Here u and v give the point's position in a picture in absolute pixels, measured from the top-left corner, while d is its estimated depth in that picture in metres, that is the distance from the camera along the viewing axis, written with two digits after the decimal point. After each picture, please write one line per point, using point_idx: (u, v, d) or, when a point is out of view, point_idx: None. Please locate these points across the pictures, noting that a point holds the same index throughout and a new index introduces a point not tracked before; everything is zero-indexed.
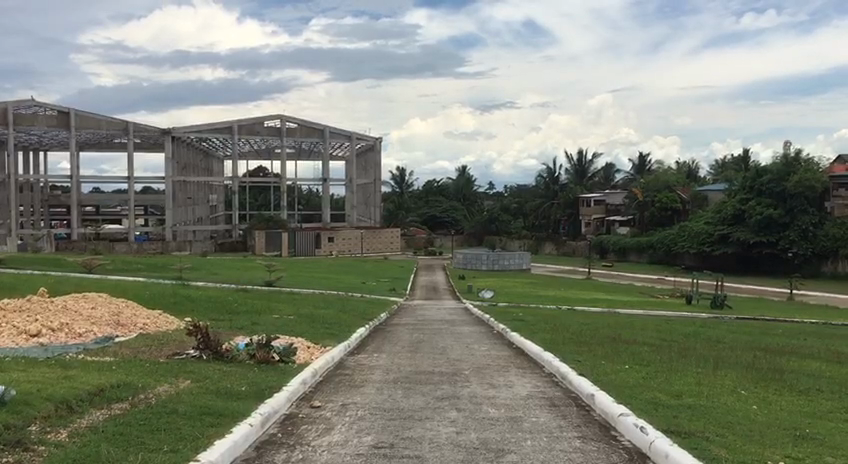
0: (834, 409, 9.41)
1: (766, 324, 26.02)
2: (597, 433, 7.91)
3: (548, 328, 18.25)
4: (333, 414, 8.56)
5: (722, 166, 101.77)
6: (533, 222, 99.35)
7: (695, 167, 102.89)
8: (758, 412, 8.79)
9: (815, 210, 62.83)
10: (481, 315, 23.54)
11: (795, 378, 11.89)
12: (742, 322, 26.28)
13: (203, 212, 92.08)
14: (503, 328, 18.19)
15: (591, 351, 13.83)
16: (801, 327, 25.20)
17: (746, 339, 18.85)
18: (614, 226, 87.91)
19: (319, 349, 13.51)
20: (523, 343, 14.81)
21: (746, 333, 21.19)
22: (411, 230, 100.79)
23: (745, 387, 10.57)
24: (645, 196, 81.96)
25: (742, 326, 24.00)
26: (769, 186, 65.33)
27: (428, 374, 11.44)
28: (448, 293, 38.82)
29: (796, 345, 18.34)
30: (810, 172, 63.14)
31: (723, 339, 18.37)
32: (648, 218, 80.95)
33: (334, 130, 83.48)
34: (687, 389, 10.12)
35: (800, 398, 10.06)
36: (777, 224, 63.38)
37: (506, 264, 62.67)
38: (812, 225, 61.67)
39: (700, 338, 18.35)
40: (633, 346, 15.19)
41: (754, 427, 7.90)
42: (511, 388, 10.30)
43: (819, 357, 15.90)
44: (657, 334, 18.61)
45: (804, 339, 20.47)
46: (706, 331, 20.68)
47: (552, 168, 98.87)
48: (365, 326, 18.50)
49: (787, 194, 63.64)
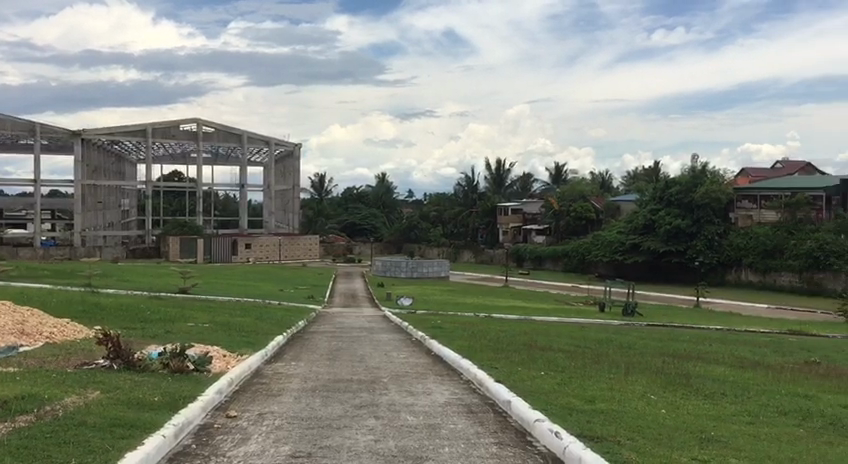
0: (736, 413, 9.81)
1: (677, 331, 26.93)
2: (513, 439, 8.02)
3: (464, 335, 18.38)
4: (249, 424, 8.43)
5: (633, 178, 105.13)
6: (451, 230, 100.05)
7: (609, 178, 105.72)
8: (666, 417, 9.09)
9: (720, 221, 65.53)
10: (399, 322, 23.53)
11: (700, 382, 12.39)
12: (652, 329, 27.14)
13: (113, 217, 89.26)
14: (421, 335, 18.21)
15: (509, 358, 13.99)
16: (709, 334, 26.18)
17: (656, 346, 19.48)
18: (531, 235, 89.68)
19: (234, 358, 13.24)
20: (441, 350, 14.91)
21: (655, 339, 21.92)
22: (330, 237, 100.16)
23: (655, 392, 10.91)
24: (561, 205, 83.77)
25: (653, 333, 24.74)
26: (677, 197, 67.82)
27: (347, 382, 11.38)
28: (367, 300, 38.74)
29: (703, 350, 19.14)
30: (716, 184, 65.90)
31: (633, 345, 18.90)
32: (564, 227, 82.86)
33: (252, 135, 82.21)
34: (599, 394, 10.42)
35: (703, 401, 10.49)
36: (684, 233, 65.73)
37: (425, 271, 62.86)
38: (717, 235, 64.39)
39: (613, 344, 18.74)
40: (548, 353, 15.46)
41: (663, 431, 8.19)
42: (429, 396, 10.34)
43: (723, 362, 16.57)
44: (572, 341, 18.95)
45: (709, 345, 21.35)
46: (617, 338, 21.15)
47: (471, 177, 100.26)
48: (283, 334, 18.26)
49: (695, 205, 66.18)
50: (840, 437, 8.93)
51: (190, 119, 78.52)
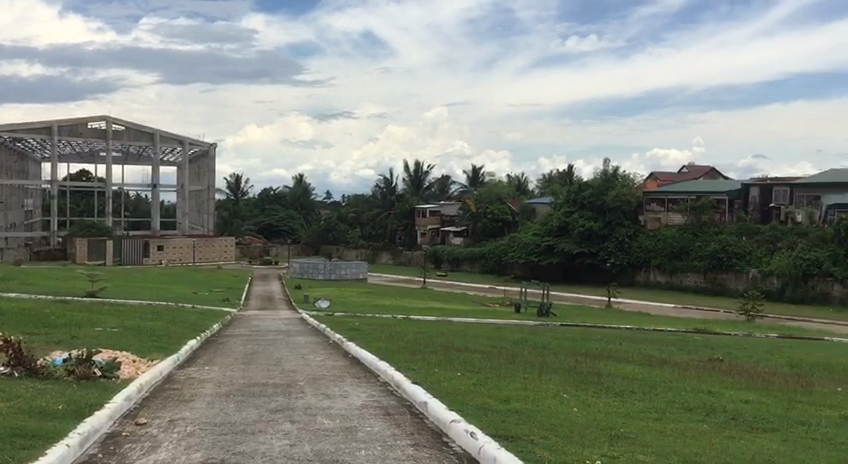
0: (644, 410, 10.11)
1: (588, 330, 27.70)
2: (429, 439, 8.06)
3: (382, 337, 18.43)
4: (159, 432, 8.20)
5: (547, 181, 107.37)
6: (370, 232, 99.98)
7: (525, 181, 107.60)
8: (579, 415, 9.29)
9: (630, 224, 67.59)
10: (316, 324, 23.41)
11: (610, 380, 12.74)
12: (565, 329, 27.82)
13: (16, 218, 85.46)
14: (338, 338, 18.14)
15: (426, 359, 14.09)
16: (618, 333, 27.04)
17: (567, 345, 19.97)
18: (448, 236, 90.42)
19: (145, 363, 12.88)
20: (358, 352, 14.89)
21: (568, 338, 22.50)
22: (246, 239, 98.57)
23: (567, 391, 11.16)
24: (478, 207, 84.97)
25: (566, 332, 25.41)
26: (590, 200, 69.56)
27: (262, 386, 11.21)
28: (283, 302, 38.33)
29: (613, 349, 19.77)
30: (627, 188, 68.09)
31: (546, 345, 19.34)
32: (481, 229, 83.92)
33: (164, 134, 80.17)
34: (514, 393, 10.58)
35: (613, 399, 10.78)
36: (596, 235, 67.55)
37: (342, 273, 62.57)
38: (627, 237, 66.42)
39: (528, 344, 19.11)
40: (464, 354, 15.62)
41: (574, 429, 8.37)
42: (346, 399, 10.29)
43: (632, 360, 17.15)
44: (488, 342, 19.25)
45: (619, 343, 22.09)
46: (532, 338, 21.62)
47: (389, 179, 100.49)
48: (196, 338, 17.87)
49: (606, 207, 68.07)
50: (741, 431, 9.31)
51: (99, 117, 75.95)
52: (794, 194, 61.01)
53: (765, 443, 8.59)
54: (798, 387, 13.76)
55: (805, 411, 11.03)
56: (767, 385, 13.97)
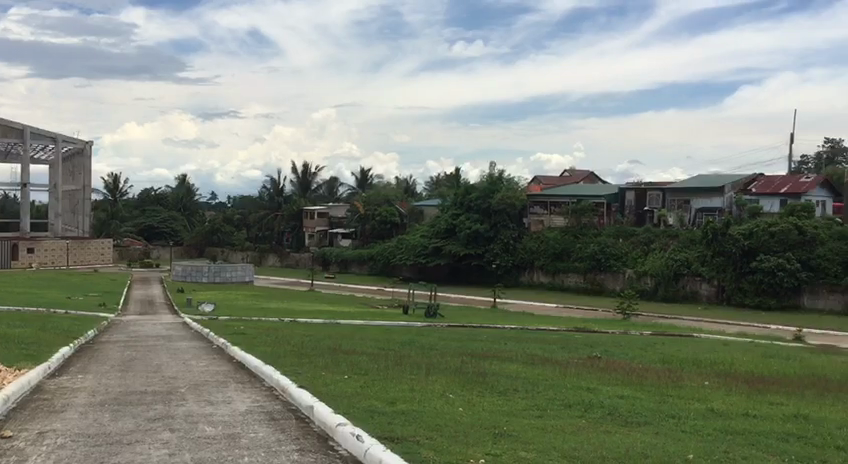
0: (527, 408, 10.37)
1: (473, 330, 28.18)
2: (314, 444, 7.99)
3: (267, 341, 18.09)
4: (27, 445, 7.76)
5: (435, 183, 108.59)
6: (256, 234, 98.17)
7: (413, 183, 108.32)
8: (464, 414, 9.42)
9: (514, 226, 69.13)
10: (200, 328, 22.73)
11: (495, 380, 13.00)
12: (451, 330, 28.20)
13: None
14: (222, 342, 17.69)
15: (312, 363, 13.94)
16: (502, 333, 27.66)
17: (453, 345, 20.23)
18: (336, 238, 89.88)
19: (11, 373, 12.15)
20: (243, 357, 14.57)
21: (454, 339, 22.80)
22: (125, 241, 94.77)
23: (453, 391, 11.30)
24: (367, 209, 84.48)
25: (453, 333, 25.77)
26: (476, 203, 70.59)
27: (140, 394, 10.79)
28: (165, 306, 37.08)
29: (498, 349, 20.14)
30: (511, 191, 69.55)
31: (433, 346, 19.52)
32: (369, 231, 83.85)
33: (35, 131, 76.02)
34: (400, 395, 10.62)
35: (498, 398, 11.00)
36: (482, 237, 68.73)
37: (227, 276, 61.14)
38: (512, 239, 67.90)
39: (415, 346, 19.22)
40: (352, 356, 15.52)
41: (459, 429, 8.47)
42: (229, 405, 10.04)
43: (517, 360, 17.54)
44: (375, 343, 19.25)
45: (504, 343, 22.57)
46: (419, 339, 21.79)
47: (276, 180, 98.93)
48: (70, 345, 16.98)
49: (492, 210, 69.29)
50: (617, 426, 9.68)
51: None
52: (667, 197, 64.38)
53: (639, 436, 8.99)
54: (669, 383, 14.50)
55: (675, 405, 11.62)
56: (642, 380, 14.62)
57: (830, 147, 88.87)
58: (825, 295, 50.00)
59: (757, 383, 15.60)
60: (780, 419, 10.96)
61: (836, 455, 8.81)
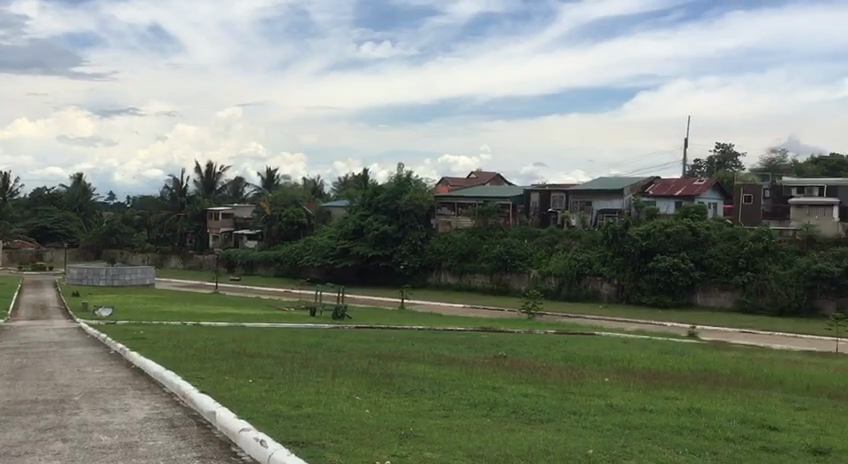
0: (433, 409, 10.43)
1: (381, 332, 28.17)
2: (216, 450, 7.79)
3: (168, 345, 17.56)
4: None
5: (343, 184, 108.15)
6: (158, 235, 95.33)
7: (320, 184, 107.46)
8: (369, 416, 9.39)
9: (422, 227, 69.49)
10: (96, 333, 21.86)
11: (403, 381, 13.03)
12: (359, 331, 28.11)
13: None
14: (120, 347, 17.04)
15: (216, 367, 13.62)
16: (409, 334, 27.76)
17: (361, 347, 20.14)
18: (241, 240, 88.20)
19: None
20: (142, 362, 14.09)
21: (361, 341, 22.73)
22: (15, 243, 90.26)
23: (359, 393, 11.25)
24: (273, 210, 83.50)
25: (361, 335, 25.68)
26: (384, 204, 70.48)
27: (30, 404, 10.27)
28: (58, 311, 35.46)
29: (406, 350, 20.18)
30: (419, 192, 69.84)
31: (340, 348, 19.40)
32: (275, 232, 82.65)
33: None
34: (306, 398, 10.49)
35: (404, 399, 11.03)
36: (390, 238, 68.74)
37: (126, 279, 59.09)
38: (420, 240, 68.22)
39: (321, 348, 19.07)
40: (257, 360, 15.23)
41: (365, 431, 8.41)
42: (127, 412, 9.68)
43: (425, 360, 17.63)
44: (280, 346, 18.99)
45: (412, 344, 22.66)
46: (326, 341, 21.64)
47: (179, 180, 96.27)
48: None
49: (400, 211, 69.36)
50: (520, 424, 9.87)
51: None
52: (570, 198, 66.57)
53: (542, 433, 9.18)
54: (571, 380, 14.89)
55: (577, 402, 11.92)
56: (546, 378, 14.96)
57: (721, 152, 93.32)
58: (716, 293, 52.41)
59: (652, 378, 16.25)
60: (675, 413, 11.40)
61: (726, 445, 9.23)
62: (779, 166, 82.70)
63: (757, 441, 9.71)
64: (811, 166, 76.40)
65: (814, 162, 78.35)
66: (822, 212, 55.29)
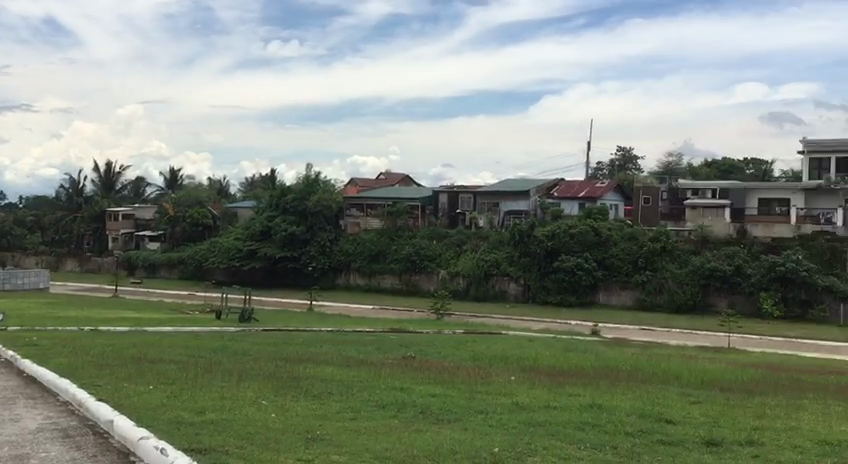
0: (341, 411, 10.36)
1: (288, 334, 27.80)
2: (113, 461, 7.51)
3: (64, 352, 16.81)
4: None
5: (250, 185, 106.29)
6: (53, 237, 91.24)
7: (226, 184, 105.27)
8: (276, 420, 9.25)
9: (331, 228, 68.98)
10: None
11: (311, 383, 12.88)
12: (266, 334, 27.64)
13: None
14: (12, 355, 16.19)
15: (115, 374, 13.11)
16: (318, 336, 27.50)
17: (268, 350, 19.78)
18: (143, 242, 85.35)
19: None
20: (36, 370, 13.43)
21: (268, 343, 22.37)
22: None
23: (266, 397, 11.07)
24: (177, 211, 81.27)
25: (268, 337, 25.24)
26: (292, 205, 69.50)
27: None
28: None
29: (315, 352, 19.97)
30: (328, 193, 69.28)
31: (247, 351, 19.02)
32: (179, 234, 80.43)
33: None
34: (209, 403, 10.24)
35: (311, 402, 10.92)
36: (298, 239, 67.80)
37: (19, 283, 56.34)
38: (329, 241, 67.69)
39: (226, 352, 18.67)
40: (160, 365, 14.76)
41: (270, 436, 8.29)
42: (18, 423, 9.21)
43: (334, 362, 17.50)
44: (184, 351, 18.46)
45: (320, 346, 22.48)
46: (232, 345, 21.19)
47: (76, 179, 92.47)
48: None
49: (308, 212, 68.58)
50: (428, 424, 9.92)
51: None
52: (477, 200, 67.71)
53: (449, 432, 9.25)
54: (478, 379, 15.07)
55: (484, 400, 12.08)
56: (454, 378, 15.09)
57: (622, 155, 96.42)
58: (618, 292, 54.13)
59: (557, 375, 16.65)
60: (578, 409, 11.69)
61: (625, 440, 9.52)
62: (676, 168, 86.15)
63: (655, 434, 10.07)
64: (705, 169, 79.89)
65: (707, 165, 81.96)
66: (715, 213, 57.56)
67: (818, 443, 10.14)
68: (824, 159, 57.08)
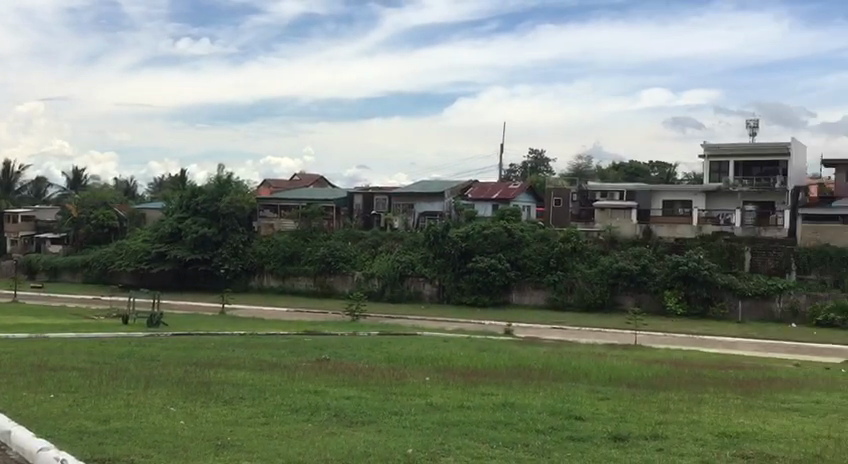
0: (253, 416, 10.17)
1: (199, 338, 27.12)
2: None
3: None
4: None
5: (158, 185, 103.40)
6: None
7: (133, 184, 102.05)
8: (184, 427, 9.01)
9: (244, 229, 67.64)
10: None
11: (221, 389, 12.59)
12: (175, 338, 26.88)
13: None
14: None
15: (13, 383, 12.49)
16: (229, 339, 26.95)
17: (178, 355, 19.21)
18: (43, 245, 81.65)
19: None
20: None
21: (178, 348, 21.77)
22: None
23: (173, 404, 10.77)
24: (80, 213, 78.23)
25: (178, 342, 24.52)
26: (203, 206, 67.71)
27: None
28: None
29: (226, 356, 19.53)
30: (240, 194, 67.92)
31: (155, 357, 18.45)
32: (83, 236, 77.45)
33: None
34: (114, 411, 9.89)
35: (221, 407, 10.69)
36: (211, 241, 65.69)
37: None
38: (242, 243, 66.35)
39: (133, 358, 18.06)
40: (61, 373, 14.12)
41: (179, 444, 8.08)
42: None
43: (245, 366, 17.15)
44: (88, 358, 17.74)
45: (232, 350, 22.03)
46: (140, 350, 20.50)
47: None
48: None
49: (219, 213, 66.95)
50: (341, 427, 9.86)
51: None
52: (392, 201, 68.06)
53: (362, 435, 9.21)
54: (392, 380, 15.07)
55: (398, 401, 12.09)
56: (368, 380, 15.01)
57: (533, 158, 98.24)
58: (530, 292, 55.10)
59: (471, 375, 16.82)
60: (491, 408, 11.83)
61: (536, 437, 9.69)
62: (585, 171, 88.38)
63: (564, 431, 10.29)
64: (613, 171, 82.26)
65: (615, 168, 84.37)
66: (622, 214, 59.55)
67: (719, 435, 10.57)
68: (723, 163, 59.57)
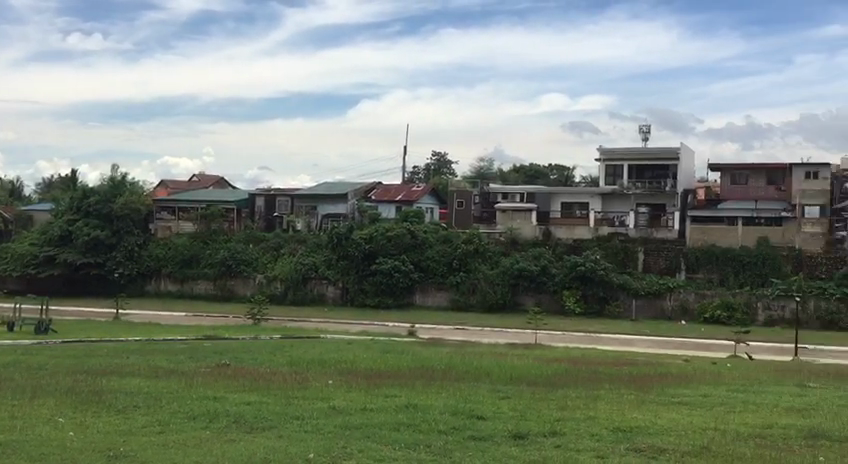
0: (148, 424, 9.85)
1: (92, 345, 26.04)
2: None
3: None
4: None
5: (48, 186, 98.78)
6: None
7: (20, 185, 97.11)
8: (74, 439, 8.62)
9: (139, 232, 65.20)
10: None
11: (115, 397, 12.11)
12: (67, 345, 25.73)
13: None
14: None
15: None
16: (124, 346, 25.99)
17: (69, 364, 18.35)
18: None
19: None
20: None
21: (68, 356, 20.83)
22: None
23: (63, 414, 10.31)
24: None
25: (67, 349, 23.44)
26: (95, 207, 64.79)
27: None
28: None
29: (121, 363, 18.82)
30: (135, 195, 65.43)
31: (44, 365, 17.56)
32: None
33: None
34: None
35: (115, 416, 10.31)
36: (103, 245, 63.31)
37: None
38: (137, 246, 64.00)
39: (19, 367, 17.13)
40: None
41: (67, 456, 7.73)
42: None
43: (141, 374, 16.54)
44: None
45: (127, 357, 21.25)
46: (26, 359, 19.48)
47: None
48: None
49: (113, 215, 64.34)
50: (240, 433, 9.67)
51: None
52: (295, 203, 67.28)
53: (263, 441, 9.04)
54: (295, 384, 14.85)
55: (300, 406, 11.95)
56: (269, 384, 14.75)
57: (436, 160, 99.04)
58: (433, 293, 55.46)
59: (375, 377, 16.76)
60: (393, 410, 11.85)
61: (438, 438, 9.76)
62: (487, 173, 89.69)
63: (466, 431, 10.38)
64: (513, 174, 83.82)
65: (515, 171, 85.97)
66: (522, 217, 59.57)
67: (613, 430, 10.93)
68: (618, 166, 61.70)
